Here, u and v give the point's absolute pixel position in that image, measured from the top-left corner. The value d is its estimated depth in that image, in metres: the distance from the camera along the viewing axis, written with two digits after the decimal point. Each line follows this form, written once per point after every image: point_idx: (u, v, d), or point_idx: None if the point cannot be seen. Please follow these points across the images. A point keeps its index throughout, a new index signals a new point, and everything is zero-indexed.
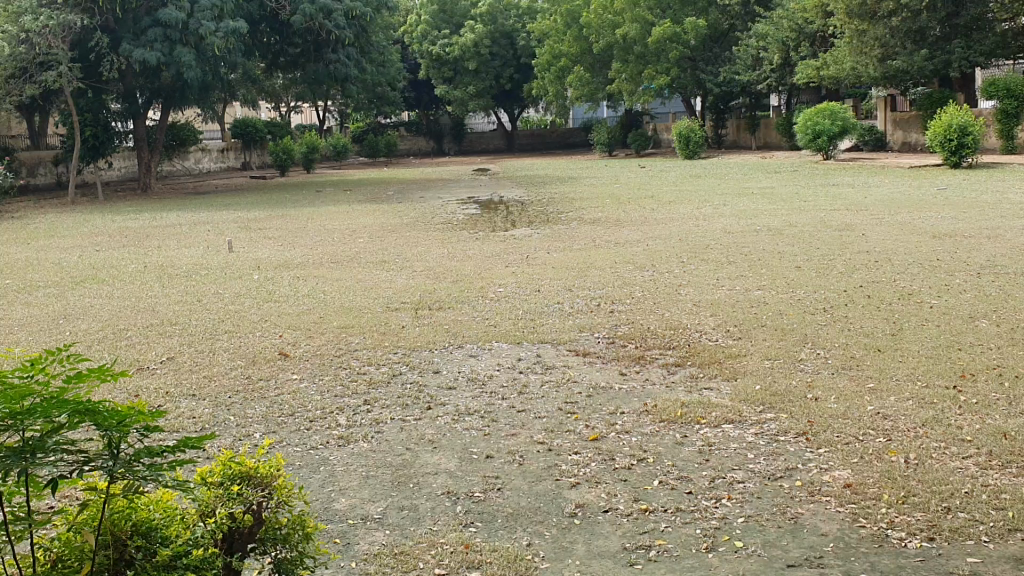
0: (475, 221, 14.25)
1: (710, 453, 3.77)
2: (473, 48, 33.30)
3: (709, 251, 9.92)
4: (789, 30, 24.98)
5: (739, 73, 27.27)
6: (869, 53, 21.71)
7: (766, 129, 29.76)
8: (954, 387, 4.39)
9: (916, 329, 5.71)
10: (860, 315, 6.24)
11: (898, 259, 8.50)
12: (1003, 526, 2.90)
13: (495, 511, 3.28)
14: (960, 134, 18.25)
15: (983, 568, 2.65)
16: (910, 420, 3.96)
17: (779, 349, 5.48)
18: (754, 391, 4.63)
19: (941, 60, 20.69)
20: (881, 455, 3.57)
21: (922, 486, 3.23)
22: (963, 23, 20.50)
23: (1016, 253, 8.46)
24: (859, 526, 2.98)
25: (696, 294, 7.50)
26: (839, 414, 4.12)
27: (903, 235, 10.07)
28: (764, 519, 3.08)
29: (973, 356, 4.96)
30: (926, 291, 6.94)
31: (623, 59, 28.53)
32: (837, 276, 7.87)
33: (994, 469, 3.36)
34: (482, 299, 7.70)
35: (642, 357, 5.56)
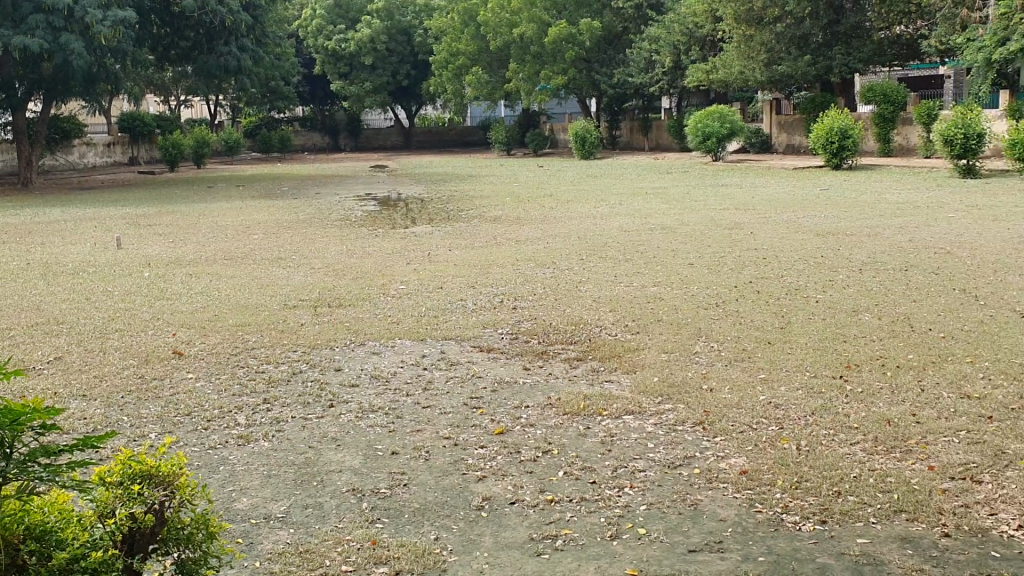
0: (374, 219, 14.14)
1: (612, 444, 3.85)
2: (370, 44, 33.07)
3: (606, 249, 10.07)
4: (679, 35, 25.42)
5: (633, 74, 27.79)
6: (755, 58, 22.31)
7: (659, 130, 30.43)
8: (840, 376, 4.60)
9: (803, 323, 5.94)
10: (751, 310, 6.45)
11: (785, 256, 8.81)
12: (889, 508, 3.04)
13: (401, 507, 3.27)
14: (841, 137, 19.04)
15: (871, 548, 2.78)
16: (801, 408, 4.12)
17: (675, 343, 5.62)
18: (653, 383, 4.74)
19: (823, 65, 21.58)
20: (774, 443, 3.71)
21: (814, 471, 3.37)
22: (844, 31, 21.58)
23: (893, 250, 8.89)
24: (756, 510, 3.09)
25: (594, 290, 7.62)
26: (733, 403, 4.27)
27: (790, 233, 10.44)
28: (665, 506, 3.16)
29: (856, 347, 5.20)
30: (812, 287, 7.20)
31: (520, 58, 28.74)
32: (728, 273, 8.11)
33: (881, 454, 3.53)
34: (382, 296, 7.63)
35: (544, 352, 5.62)
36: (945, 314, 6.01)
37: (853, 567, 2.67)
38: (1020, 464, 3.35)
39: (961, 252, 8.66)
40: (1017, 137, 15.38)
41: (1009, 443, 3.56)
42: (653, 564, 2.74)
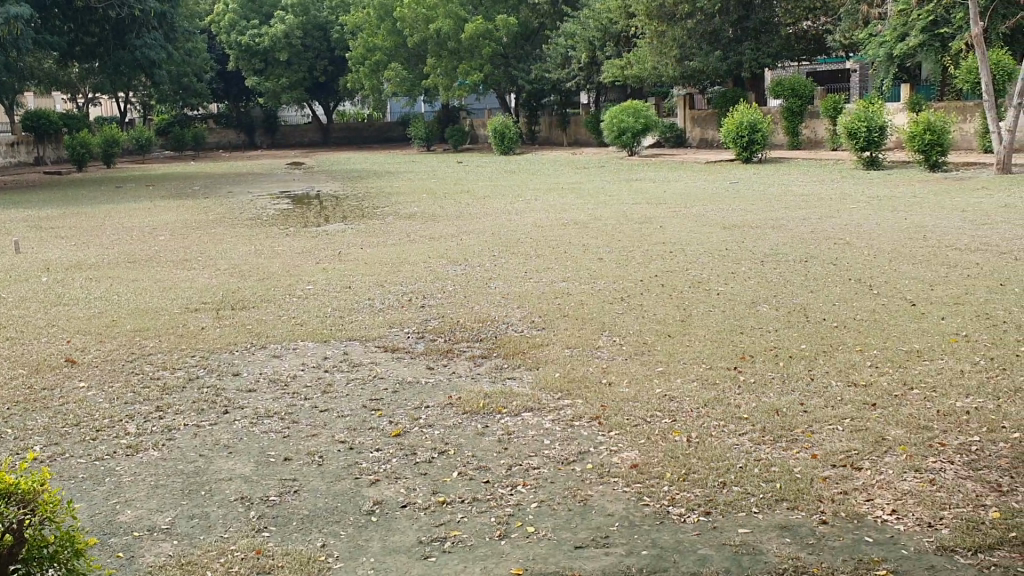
0: (286, 217, 13.92)
1: (507, 442, 3.84)
2: (284, 39, 32.45)
3: (519, 245, 10.09)
4: (595, 31, 25.57)
5: (549, 70, 27.88)
6: (668, 53, 22.48)
7: (576, 125, 30.66)
8: (734, 368, 4.68)
9: (703, 315, 6.04)
10: (655, 303, 6.54)
11: (691, 250, 8.94)
12: (771, 497, 3.10)
13: (290, 514, 3.21)
14: (750, 131, 19.48)
15: (751, 538, 2.83)
16: (693, 401, 4.19)
17: (579, 338, 5.67)
18: (554, 378, 4.77)
19: (733, 60, 22.03)
20: (666, 435, 3.76)
21: (702, 463, 3.42)
22: (753, 26, 22.05)
23: (796, 241, 9.11)
24: (644, 504, 3.12)
25: (504, 286, 7.63)
26: (629, 397, 4.32)
27: (698, 227, 10.60)
28: (555, 503, 3.17)
29: (752, 338, 5.30)
30: (713, 279, 7.32)
31: (438, 54, 28.50)
32: (636, 267, 8.19)
33: (766, 444, 3.60)
34: (288, 298, 7.49)
35: (449, 350, 5.61)
36: (840, 303, 6.18)
37: (733, 557, 2.71)
38: (899, 449, 3.46)
39: (859, 242, 8.92)
40: (915, 129, 15.90)
41: (889, 430, 3.68)
42: (539, 563, 2.74)
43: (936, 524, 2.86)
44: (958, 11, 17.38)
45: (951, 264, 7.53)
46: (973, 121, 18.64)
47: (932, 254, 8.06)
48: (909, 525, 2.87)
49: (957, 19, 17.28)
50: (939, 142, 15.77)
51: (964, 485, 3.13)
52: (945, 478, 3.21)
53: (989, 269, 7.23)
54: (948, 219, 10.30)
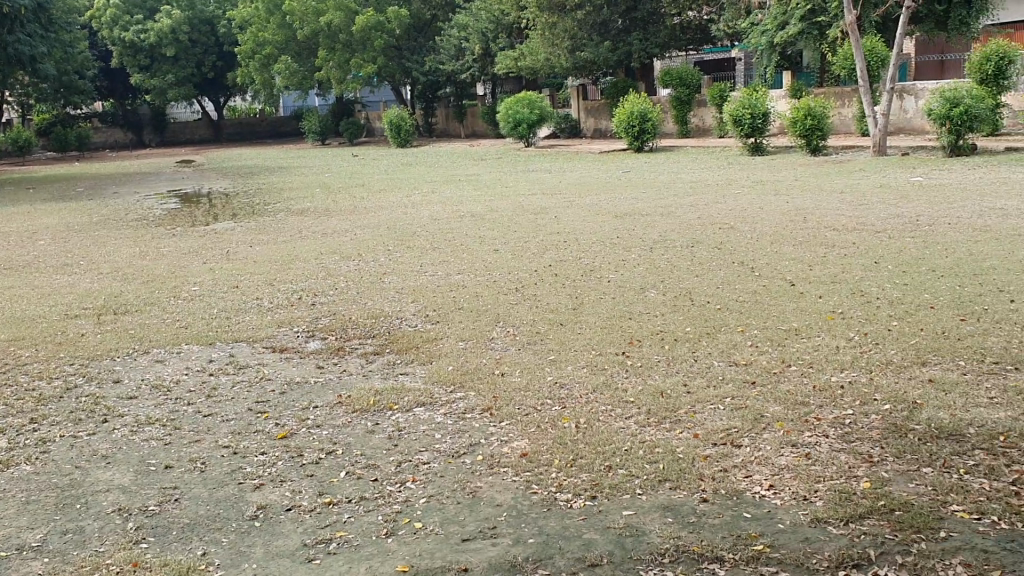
0: (173, 217, 13.44)
1: (398, 438, 3.81)
2: (171, 34, 31.44)
3: (414, 238, 10.01)
4: (487, 22, 25.61)
5: (443, 62, 27.71)
6: (559, 44, 22.59)
7: (473, 117, 30.62)
8: (622, 353, 4.76)
9: (594, 302, 6.13)
10: (547, 292, 6.58)
11: (584, 239, 9.05)
12: (656, 478, 3.16)
13: (169, 524, 3.11)
14: (642, 121, 19.79)
15: (635, 519, 2.87)
16: (584, 386, 4.24)
17: (471, 330, 5.65)
18: (446, 372, 4.74)
19: (623, 51, 22.33)
20: (555, 422, 3.79)
21: (588, 448, 3.46)
22: (641, 17, 22.32)
23: (685, 227, 9.30)
24: (532, 492, 3.13)
25: (397, 281, 7.53)
26: (520, 386, 4.33)
27: (591, 216, 10.71)
28: (443, 497, 3.16)
29: (641, 323, 5.39)
30: (606, 267, 7.42)
31: (329, 47, 27.97)
32: (530, 257, 8.24)
33: (652, 425, 3.68)
34: (173, 300, 7.26)
35: (340, 349, 5.50)
36: (724, 286, 6.33)
37: (617, 540, 2.75)
38: (776, 425, 3.57)
39: (743, 226, 9.17)
40: (797, 115, 16.40)
41: (769, 406, 3.79)
42: (425, 559, 2.72)
43: (811, 496, 2.97)
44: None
45: (830, 244, 7.81)
46: (850, 106, 19.33)
47: (813, 235, 8.33)
48: (785, 500, 2.96)
49: (834, 7, 17.94)
50: (819, 127, 16.31)
51: (839, 458, 3.25)
52: (820, 451, 3.32)
53: (864, 249, 7.51)
54: (827, 201, 10.66)
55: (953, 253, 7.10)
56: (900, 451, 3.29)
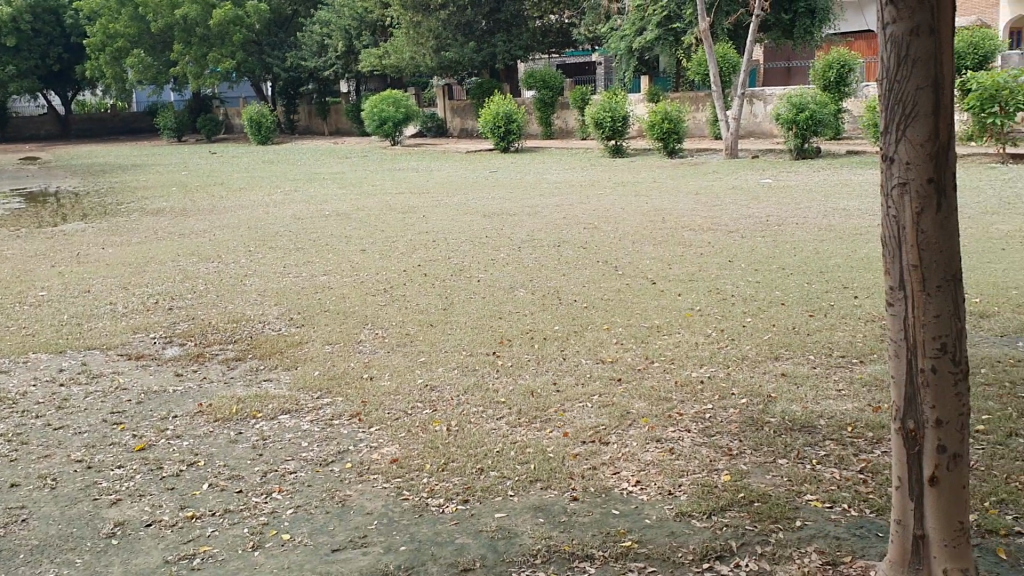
0: (17, 217, 12.68)
1: (264, 447, 3.70)
2: (11, 23, 29.59)
3: (278, 238, 9.77)
4: (350, 19, 25.28)
5: (305, 59, 27.07)
6: (424, 44, 22.29)
7: (337, 115, 30.15)
8: (493, 353, 4.78)
9: (464, 302, 6.14)
10: (417, 293, 6.54)
11: (452, 238, 9.06)
12: (526, 479, 3.19)
13: (17, 546, 2.93)
14: (507, 121, 19.96)
15: (507, 522, 2.89)
16: (454, 389, 4.23)
17: (339, 332, 5.56)
18: (313, 377, 4.64)
19: (487, 52, 22.44)
20: (426, 426, 3.77)
21: (460, 451, 3.46)
22: (505, 18, 22.46)
23: (550, 227, 9.43)
24: (403, 499, 3.10)
25: (261, 283, 7.32)
26: (390, 390, 4.28)
27: (458, 216, 10.73)
28: (312, 507, 3.09)
29: (510, 323, 5.43)
30: (474, 267, 7.44)
31: (185, 40, 26.64)
32: (398, 257, 8.18)
33: (522, 426, 3.71)
34: (17, 306, 6.84)
35: (200, 355, 5.32)
36: (590, 285, 6.45)
37: (489, 543, 2.76)
38: (642, 422, 3.66)
39: (607, 225, 9.38)
40: (655, 118, 16.88)
41: (635, 403, 3.88)
42: (295, 571, 2.66)
43: (676, 491, 3.06)
44: (687, 7, 18.73)
45: (689, 244, 8.08)
46: (704, 110, 20.04)
47: (673, 234, 8.60)
48: (651, 495, 3.04)
49: (688, 14, 18.55)
50: (675, 131, 16.85)
51: (701, 452, 3.37)
52: (683, 446, 3.43)
53: (720, 248, 7.81)
54: (685, 202, 11.02)
55: (800, 252, 7.46)
56: (758, 444, 3.44)
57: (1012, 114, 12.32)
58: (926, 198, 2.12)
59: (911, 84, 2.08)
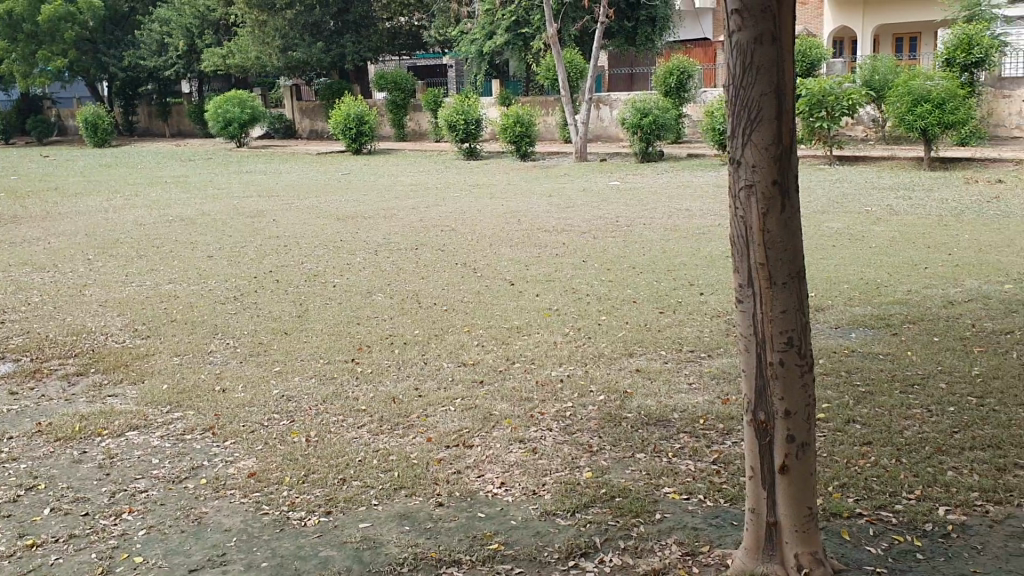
0: None
1: (111, 466, 3.51)
2: None
3: (119, 245, 9.29)
4: (191, 17, 24.36)
5: (144, 58, 25.79)
6: (270, 44, 21.79)
7: (179, 116, 28.98)
8: (351, 360, 4.70)
9: (320, 308, 6.01)
10: (270, 301, 6.35)
11: (305, 243, 8.87)
12: (390, 487, 3.15)
13: None
14: (357, 123, 19.71)
15: (371, 532, 2.85)
16: (312, 398, 4.13)
17: (188, 343, 5.34)
18: (162, 391, 4.42)
19: (336, 53, 22.07)
20: (284, 438, 3.66)
21: (320, 462, 3.38)
22: (353, 20, 22.14)
23: (406, 230, 9.36)
24: (263, 514, 3.01)
25: (101, 294, 6.94)
26: (245, 402, 4.14)
27: (311, 219, 10.53)
28: (166, 527, 2.95)
29: (369, 328, 5.35)
30: (329, 272, 7.30)
31: (10, 36, 24.98)
32: (249, 263, 7.94)
33: (384, 433, 3.66)
34: None
35: (36, 371, 4.99)
36: (448, 288, 6.45)
37: (354, 554, 2.71)
38: (505, 423, 3.68)
39: (463, 228, 9.41)
40: (507, 121, 17.05)
41: (496, 405, 3.90)
42: None
43: (539, 490, 3.09)
44: (535, 13, 19.08)
45: (543, 245, 8.20)
46: (554, 113, 20.38)
47: (528, 236, 8.70)
48: (516, 496, 3.07)
49: (536, 20, 18.97)
50: (527, 134, 17.07)
51: (562, 450, 3.42)
52: (545, 445, 3.47)
53: (573, 248, 7.96)
54: (538, 204, 11.17)
55: (649, 251, 7.70)
56: (616, 440, 3.51)
57: (837, 118, 13.11)
58: (771, 199, 2.22)
59: (755, 90, 2.17)
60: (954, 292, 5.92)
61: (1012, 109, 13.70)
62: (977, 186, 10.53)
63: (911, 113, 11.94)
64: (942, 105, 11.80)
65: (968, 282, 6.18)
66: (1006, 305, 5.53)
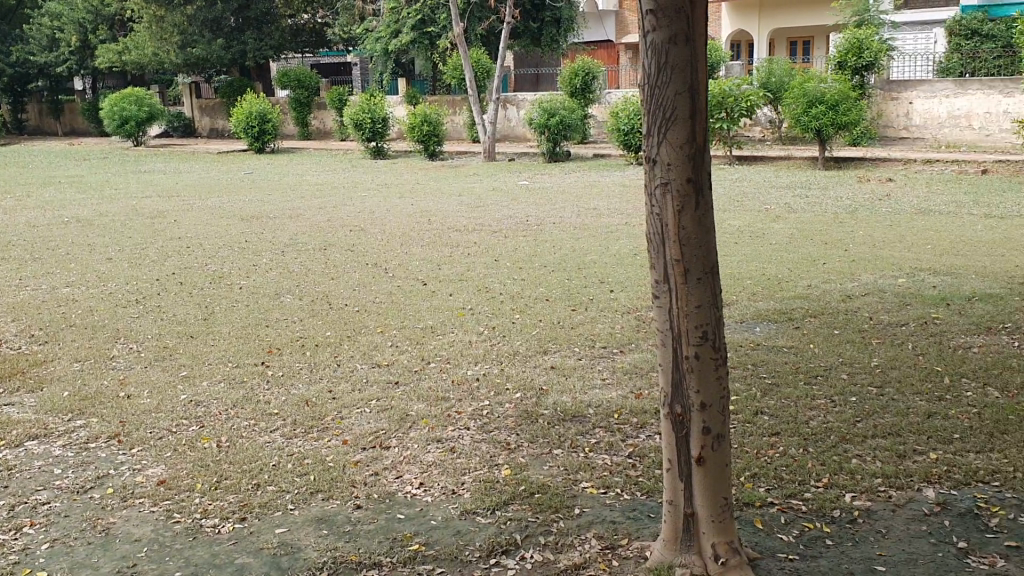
0: None
1: (10, 478, 3.35)
2: None
3: (10, 248, 8.88)
4: (84, 12, 23.48)
5: (33, 53, 24.75)
6: (168, 40, 21.17)
7: (72, 114, 27.90)
8: (261, 363, 4.61)
9: (227, 310, 5.88)
10: (174, 303, 6.17)
11: (209, 244, 8.64)
12: (306, 491, 3.10)
13: None
14: (260, 121, 19.34)
15: (288, 536, 2.79)
16: (222, 402, 4.03)
17: (89, 349, 5.14)
18: (62, 398, 4.25)
19: (237, 50, 21.58)
20: (194, 444, 3.57)
21: (233, 467, 3.31)
22: (254, 17, 21.66)
23: (313, 230, 9.21)
24: (174, 522, 2.92)
25: None
26: (152, 407, 4.01)
27: (214, 220, 10.27)
28: (71, 540, 2.84)
29: (279, 330, 5.26)
30: (235, 273, 7.14)
31: None
32: (150, 265, 7.69)
33: (299, 437, 3.60)
34: None
35: None
36: (358, 288, 6.38)
37: (271, 561, 2.66)
38: (422, 423, 3.66)
39: (372, 228, 9.32)
40: (414, 120, 16.96)
41: (413, 405, 3.87)
42: None
43: (458, 490, 3.09)
44: (440, 12, 19.08)
45: (454, 244, 8.17)
46: (461, 113, 20.37)
47: (439, 236, 8.66)
48: (436, 496, 3.05)
49: (442, 18, 18.96)
50: (435, 133, 17.02)
51: (481, 448, 3.42)
52: (463, 444, 3.46)
53: (484, 247, 7.96)
54: (447, 203, 11.13)
55: (559, 250, 7.74)
56: (533, 436, 3.53)
57: (736, 119, 13.49)
58: (686, 197, 2.26)
59: (671, 88, 2.21)
60: (851, 286, 6.14)
61: (900, 110, 14.25)
62: (869, 185, 10.92)
63: (806, 114, 12.32)
64: (835, 106, 12.21)
65: (864, 277, 6.41)
66: (900, 298, 5.76)
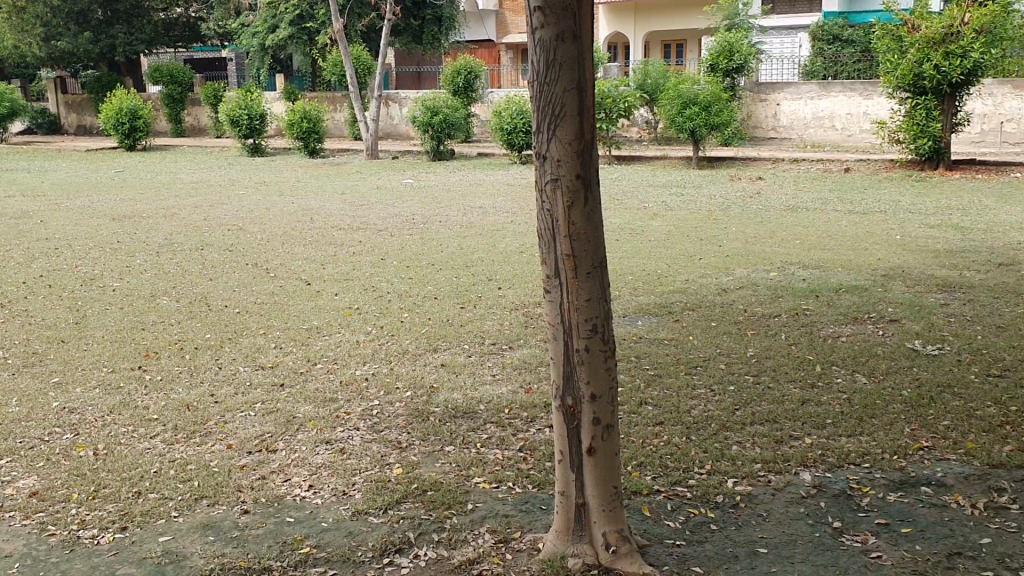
0: None
1: None
2: None
3: None
4: None
5: None
6: (30, 32, 20.10)
7: None
8: (138, 367, 4.44)
9: (99, 314, 5.63)
10: (42, 307, 5.87)
11: (78, 245, 8.25)
12: (189, 497, 3.00)
13: None
14: (131, 118, 18.61)
15: (173, 544, 2.71)
16: (97, 409, 3.86)
17: None
18: None
19: (105, 43, 20.69)
20: (68, 453, 3.41)
21: (111, 476, 3.18)
22: (123, 9, 20.79)
23: (189, 230, 8.92)
24: (48, 535, 2.79)
25: None
26: (20, 417, 3.81)
27: (83, 220, 9.81)
28: None
29: (156, 334, 5.08)
30: (108, 275, 6.85)
31: None
32: (14, 268, 7.29)
33: (180, 443, 3.48)
34: None
35: None
36: (239, 289, 6.22)
37: (155, 570, 2.57)
38: (309, 425, 3.60)
39: (252, 227, 9.10)
40: (293, 117, 16.63)
41: (299, 407, 3.80)
42: None
43: (349, 490, 3.05)
44: (319, 7, 18.78)
45: (338, 244, 8.04)
46: (342, 110, 20.09)
47: (322, 235, 8.52)
48: (326, 497, 3.01)
49: (320, 14, 18.67)
50: (315, 130, 16.74)
51: (371, 448, 3.38)
52: (353, 445, 3.42)
53: (368, 246, 7.88)
54: (328, 202, 10.96)
55: (443, 248, 7.73)
56: (424, 434, 3.52)
57: (615, 120, 13.76)
58: (575, 192, 2.30)
59: (559, 86, 2.24)
60: (727, 280, 6.35)
61: (769, 112, 14.82)
62: (741, 183, 11.30)
63: (680, 115, 12.66)
64: (708, 107, 12.61)
65: (738, 271, 6.64)
66: (773, 291, 5.99)
